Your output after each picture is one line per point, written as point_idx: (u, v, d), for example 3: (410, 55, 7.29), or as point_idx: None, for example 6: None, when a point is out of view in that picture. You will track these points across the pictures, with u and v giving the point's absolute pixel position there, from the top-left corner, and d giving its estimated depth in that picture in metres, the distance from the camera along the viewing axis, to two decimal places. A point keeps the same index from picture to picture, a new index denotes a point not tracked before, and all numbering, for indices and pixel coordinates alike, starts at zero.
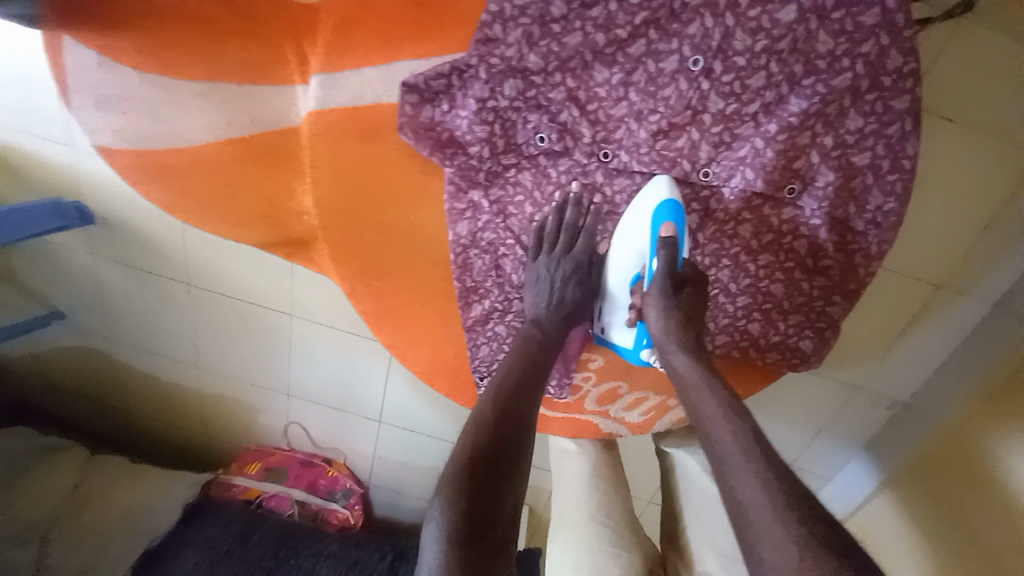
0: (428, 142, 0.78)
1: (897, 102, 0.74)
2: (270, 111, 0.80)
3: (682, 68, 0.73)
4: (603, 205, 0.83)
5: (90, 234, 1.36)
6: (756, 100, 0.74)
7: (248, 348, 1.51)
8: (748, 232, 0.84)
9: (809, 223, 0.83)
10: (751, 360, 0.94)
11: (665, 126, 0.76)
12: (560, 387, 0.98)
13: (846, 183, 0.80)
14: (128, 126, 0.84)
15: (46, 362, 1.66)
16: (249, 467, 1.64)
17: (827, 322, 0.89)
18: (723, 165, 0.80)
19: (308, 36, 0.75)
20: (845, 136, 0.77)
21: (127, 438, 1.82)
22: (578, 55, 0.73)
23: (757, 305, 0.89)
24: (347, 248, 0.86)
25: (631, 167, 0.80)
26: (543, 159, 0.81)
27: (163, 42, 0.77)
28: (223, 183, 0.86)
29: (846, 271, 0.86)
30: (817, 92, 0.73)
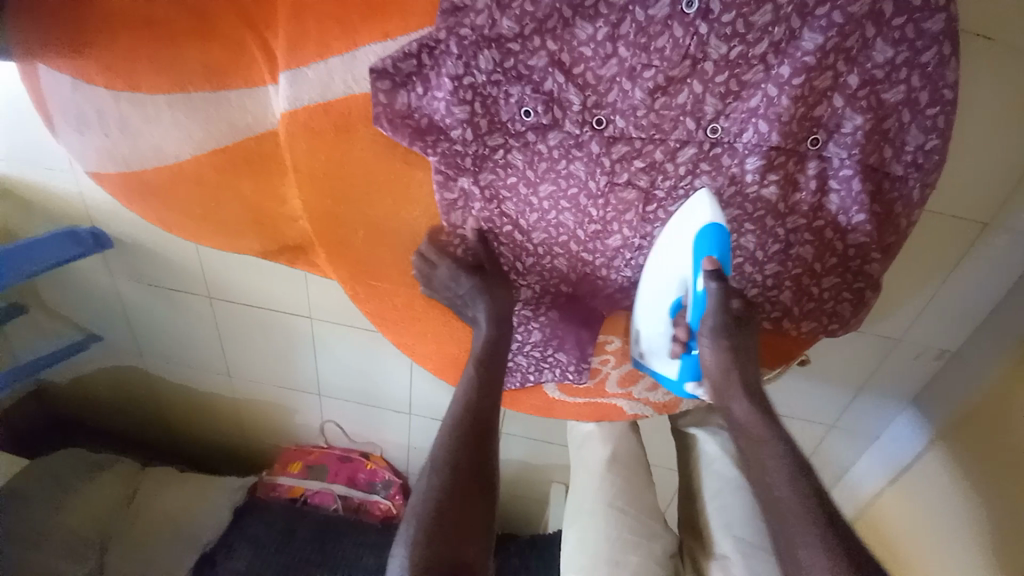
0: (406, 131, 0.73)
1: (931, 23, 0.66)
2: (246, 117, 0.77)
3: (675, 12, 0.65)
4: (607, 180, 0.77)
5: (115, 257, 1.42)
6: (764, 40, 0.67)
7: (275, 352, 1.53)
8: (773, 194, 0.76)
9: (839, 175, 0.75)
10: (784, 331, 0.89)
11: (662, 82, 0.69)
12: (579, 371, 0.94)
13: (878, 126, 0.72)
14: (111, 148, 0.82)
15: (90, 380, 1.75)
16: (290, 466, 1.68)
17: (866, 281, 0.83)
18: (734, 118, 0.72)
19: (273, 30, 0.73)
20: (873, 71, 0.69)
21: (170, 448, 1.90)
22: (555, 13, 0.67)
23: (788, 272, 0.82)
24: (336, 248, 0.83)
25: (630, 132, 0.73)
26: (531, 135, 0.75)
27: (126, 57, 0.75)
28: (213, 197, 0.84)
29: (881, 222, 0.79)
30: (833, 22, 0.65)
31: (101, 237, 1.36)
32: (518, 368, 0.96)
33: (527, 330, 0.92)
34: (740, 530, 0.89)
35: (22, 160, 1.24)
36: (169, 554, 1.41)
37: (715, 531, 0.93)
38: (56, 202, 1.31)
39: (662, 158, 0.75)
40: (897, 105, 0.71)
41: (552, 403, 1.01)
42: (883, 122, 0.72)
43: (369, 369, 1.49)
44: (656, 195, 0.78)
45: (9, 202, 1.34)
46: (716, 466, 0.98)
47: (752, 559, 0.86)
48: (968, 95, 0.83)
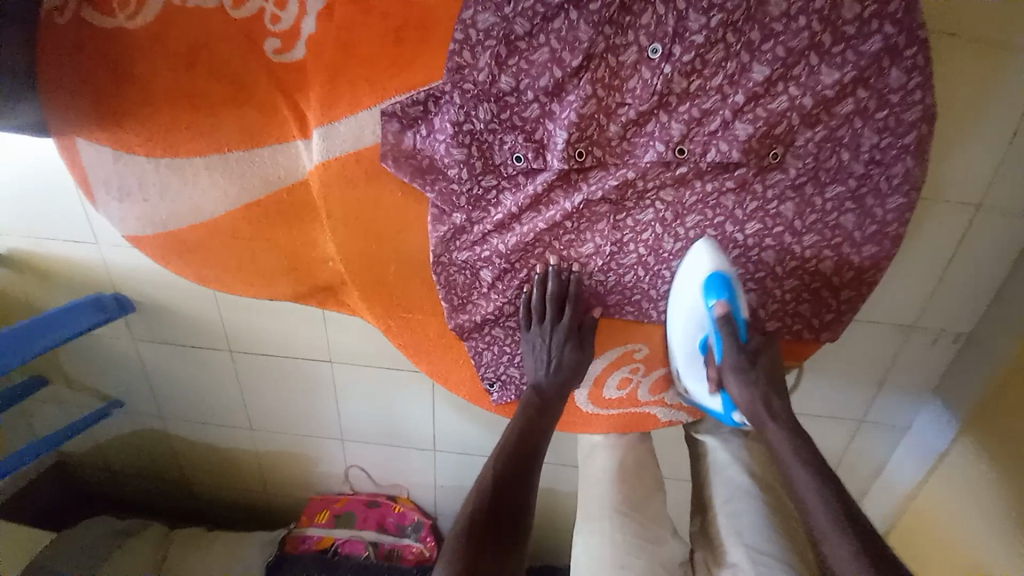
0: (408, 169, 0.78)
1: (869, 44, 0.68)
2: (278, 170, 0.83)
3: (642, 58, 0.70)
4: (577, 206, 0.79)
5: (137, 321, 1.45)
6: (719, 74, 0.70)
7: (299, 400, 1.54)
8: (731, 202, 0.78)
9: (795, 185, 0.76)
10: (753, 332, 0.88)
11: (634, 117, 0.73)
12: None
13: (833, 135, 0.73)
14: (150, 212, 0.88)
15: (111, 450, 1.74)
16: (318, 516, 1.64)
17: (822, 281, 0.82)
18: (697, 140, 0.74)
19: (301, 91, 0.78)
20: (823, 92, 0.70)
21: (195, 512, 1.87)
22: (546, 71, 0.71)
23: (750, 275, 0.83)
24: (371, 286, 0.88)
25: (606, 161, 0.76)
26: (522, 178, 0.79)
27: (167, 129, 0.81)
28: (247, 250, 0.89)
29: (835, 222, 0.78)
30: (778, 56, 0.68)
31: (125, 302, 1.39)
32: (512, 380, 0.94)
33: (514, 342, 0.91)
34: (751, 537, 0.83)
35: (47, 236, 1.30)
36: None
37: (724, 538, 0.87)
38: (81, 274, 1.36)
39: (627, 180, 0.77)
40: (850, 116, 0.72)
41: (584, 416, 1.01)
42: (836, 132, 0.73)
43: (395, 409, 1.49)
44: (625, 204, 0.79)
45: (35, 279, 1.39)
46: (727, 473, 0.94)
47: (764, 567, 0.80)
48: (946, 92, 0.89)
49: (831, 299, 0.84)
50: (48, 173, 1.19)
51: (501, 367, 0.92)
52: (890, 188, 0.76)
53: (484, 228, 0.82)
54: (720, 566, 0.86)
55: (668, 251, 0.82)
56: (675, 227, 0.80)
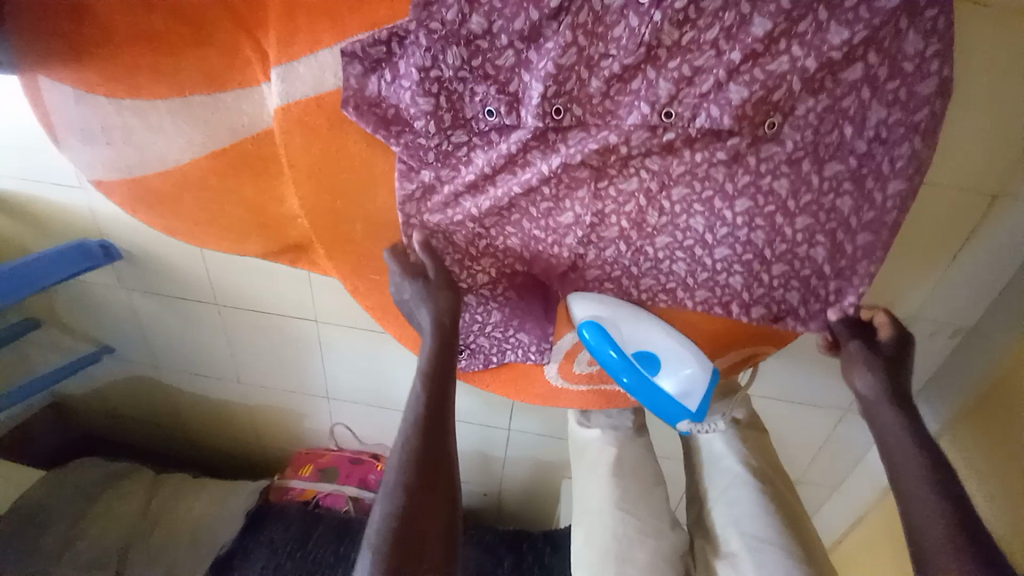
0: (372, 119, 0.73)
1: (883, 2, 0.63)
2: (243, 118, 0.79)
3: (631, 3, 0.64)
4: (555, 171, 0.74)
5: (122, 268, 1.44)
6: (715, 25, 0.64)
7: (284, 356, 1.54)
8: (721, 173, 0.73)
9: (790, 159, 0.71)
10: (733, 320, 0.85)
11: (618, 70, 0.67)
12: (540, 352, 0.90)
13: (836, 104, 0.68)
14: (117, 157, 0.85)
15: (102, 394, 1.78)
16: (301, 469, 1.67)
17: (812, 269, 0.78)
18: (687, 102, 0.68)
19: (261, 27, 0.73)
20: (829, 54, 0.64)
21: (184, 459, 1.92)
22: (522, 12, 0.65)
23: (738, 256, 0.78)
24: (335, 244, 0.84)
25: (586, 120, 0.71)
26: (495, 135, 0.74)
27: (128, 69, 0.77)
28: (216, 202, 0.87)
29: (832, 204, 0.73)
30: (781, 8, 0.62)
31: (111, 249, 1.38)
32: (481, 350, 0.92)
33: (486, 311, 0.89)
34: (750, 525, 0.84)
35: (30, 176, 1.27)
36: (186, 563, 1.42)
37: (721, 528, 0.87)
38: (64, 217, 1.34)
39: (611, 143, 0.71)
40: (859, 83, 0.67)
41: (552, 390, 0.96)
42: (837, 98, 0.68)
43: (379, 370, 1.49)
44: (608, 171, 0.75)
45: (19, 221, 1.38)
46: (723, 463, 0.92)
47: (762, 555, 0.81)
48: (965, 63, 0.81)
49: (820, 288, 0.80)
50: (25, 109, 1.15)
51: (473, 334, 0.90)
52: (893, 171, 0.71)
53: (456, 188, 0.77)
54: (718, 555, 0.87)
55: (651, 226, 0.78)
56: (660, 199, 0.76)
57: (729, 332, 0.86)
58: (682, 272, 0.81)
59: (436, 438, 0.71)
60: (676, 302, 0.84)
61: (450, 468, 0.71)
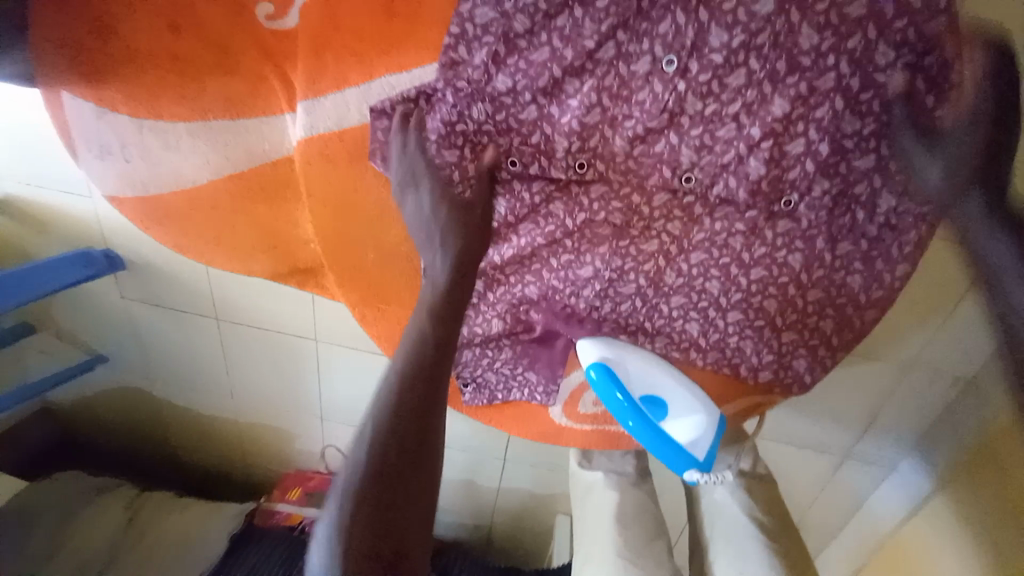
0: None
1: (894, 97, 0.66)
2: (264, 143, 0.79)
3: (655, 69, 0.67)
4: (576, 226, 0.77)
5: (128, 278, 1.43)
6: (737, 100, 0.67)
7: (280, 375, 1.52)
8: (740, 243, 0.75)
9: (806, 235, 0.74)
10: (743, 381, 0.84)
11: (641, 133, 0.71)
12: (548, 394, 0.90)
13: (847, 190, 0.72)
14: (131, 172, 0.84)
15: (94, 403, 1.74)
16: (289, 493, 1.60)
17: (821, 340, 0.79)
18: (708, 170, 0.72)
19: (290, 60, 0.75)
20: (842, 140, 0.69)
21: (169, 475, 1.86)
22: (545, 71, 0.68)
23: (750, 322, 0.79)
24: (346, 272, 0.84)
25: (608, 176, 0.75)
26: (517, 184, 0.77)
27: (150, 87, 0.78)
28: (230, 223, 0.87)
29: (843, 281, 0.76)
30: (800, 92, 0.66)
31: (115, 259, 1.38)
32: (487, 385, 0.91)
33: (496, 347, 0.88)
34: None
35: (44, 182, 1.27)
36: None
37: None
38: (75, 224, 1.33)
39: (631, 208, 0.76)
40: (869, 173, 0.71)
41: (556, 430, 0.94)
42: (845, 182, 0.72)
43: None
44: (630, 231, 0.76)
45: (28, 226, 1.37)
46: (728, 512, 0.86)
47: None
48: None
49: (828, 359, 0.81)
50: (37, 115, 1.14)
51: (481, 369, 0.88)
52: (901, 254, 0.75)
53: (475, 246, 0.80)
54: None
55: (668, 286, 0.78)
56: (677, 261, 0.77)
57: (739, 388, 0.85)
58: (695, 333, 0.81)
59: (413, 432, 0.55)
60: (689, 360, 0.83)
61: (437, 465, 0.58)
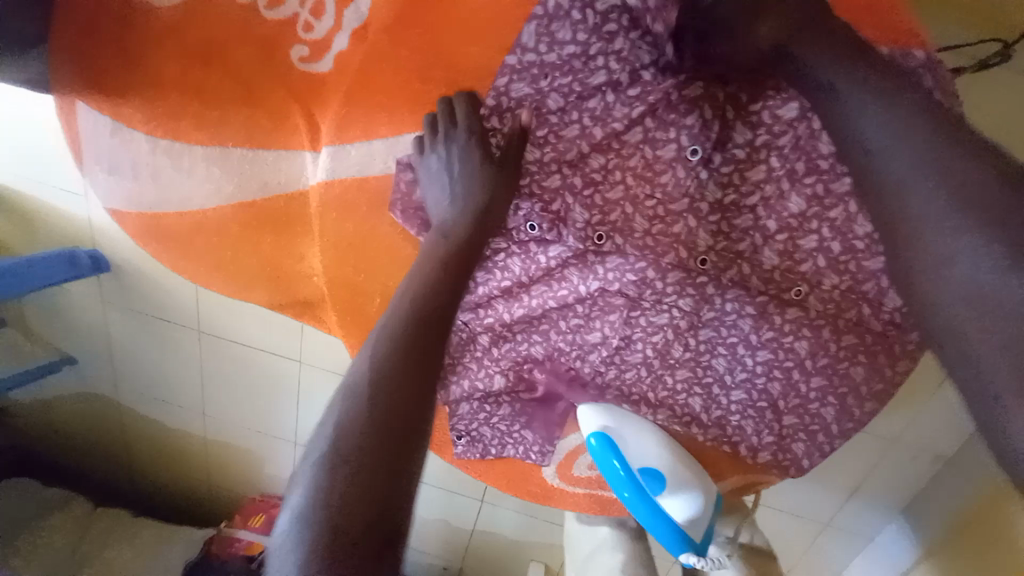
0: (416, 222, 0.76)
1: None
2: (279, 176, 0.79)
3: (679, 157, 0.69)
4: (590, 293, 0.76)
5: (109, 285, 1.38)
6: (756, 192, 0.69)
7: (259, 398, 1.47)
8: (748, 326, 0.74)
9: (813, 324, 0.72)
10: (741, 461, 0.83)
11: (661, 213, 0.71)
12: (542, 455, 0.89)
13: (854, 288, 0.70)
14: (138, 191, 0.84)
15: (54, 408, 1.65)
16: (251, 520, 1.50)
17: (820, 427, 0.78)
18: (723, 255, 0.71)
19: (319, 104, 0.75)
20: (854, 241, 0.68)
21: (125, 488, 1.77)
22: (574, 146, 0.70)
23: (752, 402, 0.79)
24: (348, 313, 0.82)
25: (624, 250, 0.73)
26: (533, 245, 0.76)
27: (173, 112, 0.77)
28: (232, 250, 0.85)
29: (845, 371, 0.74)
30: (815, 193, 0.67)
31: (100, 260, 1.31)
32: (481, 439, 0.89)
33: (496, 403, 0.87)
34: None
35: (37, 178, 1.22)
36: None
37: None
38: (62, 223, 1.29)
39: (643, 283, 0.73)
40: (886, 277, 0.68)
41: (550, 491, 0.93)
42: (856, 279, 0.69)
43: None
44: (642, 303, 0.75)
45: (15, 219, 1.32)
46: None
47: None
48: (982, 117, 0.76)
49: (825, 445, 0.80)
50: (40, 112, 1.11)
51: (476, 423, 0.88)
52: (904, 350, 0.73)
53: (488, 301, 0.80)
54: None
55: (674, 358, 0.78)
56: (686, 335, 0.76)
57: (735, 468, 0.84)
58: (697, 408, 0.81)
59: (413, 413, 0.55)
60: (689, 433, 0.82)
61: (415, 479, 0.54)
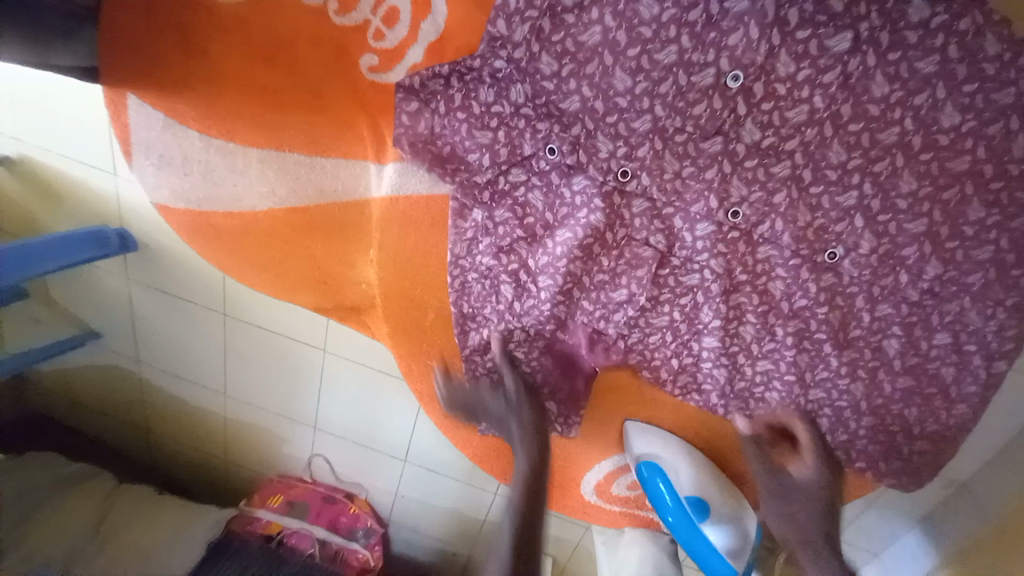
0: (478, 232, 0.75)
1: (978, 252, 0.61)
2: (337, 183, 0.78)
3: (736, 170, 0.65)
4: (639, 311, 0.75)
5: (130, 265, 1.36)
6: (818, 220, 0.64)
7: (279, 385, 1.46)
8: (805, 362, 0.71)
9: (867, 365, 0.70)
10: (788, 494, 0.82)
11: (721, 233, 0.68)
12: (567, 425, 0.85)
13: (918, 336, 0.67)
14: (188, 187, 0.83)
15: (79, 378, 1.67)
16: (271, 499, 1.55)
17: (871, 467, 0.76)
18: (784, 286, 0.69)
19: (383, 115, 0.74)
20: (922, 284, 0.64)
21: (145, 461, 1.81)
22: (646, 142, 0.67)
23: (801, 442, 0.76)
24: (399, 325, 0.83)
25: (686, 269, 0.72)
26: (593, 251, 0.73)
27: (228, 115, 0.76)
28: (280, 252, 0.84)
29: (899, 412, 0.71)
30: (888, 231, 0.63)
31: (128, 239, 1.29)
32: (502, 416, 0.85)
33: (517, 375, 0.82)
34: None
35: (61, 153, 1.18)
36: None
37: None
38: (86, 199, 1.25)
39: (693, 310, 0.74)
40: (945, 322, 0.66)
41: (585, 504, 0.94)
42: (918, 329, 0.67)
43: (377, 422, 1.40)
44: (697, 327, 0.74)
45: (39, 193, 1.28)
46: None
47: None
48: None
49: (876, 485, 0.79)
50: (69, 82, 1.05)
51: (496, 399, 0.84)
52: (960, 394, 0.69)
53: (536, 319, 0.78)
54: None
55: (730, 389, 0.76)
56: (743, 367, 0.74)
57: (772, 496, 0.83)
58: (745, 440, 0.79)
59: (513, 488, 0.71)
60: (732, 460, 0.82)
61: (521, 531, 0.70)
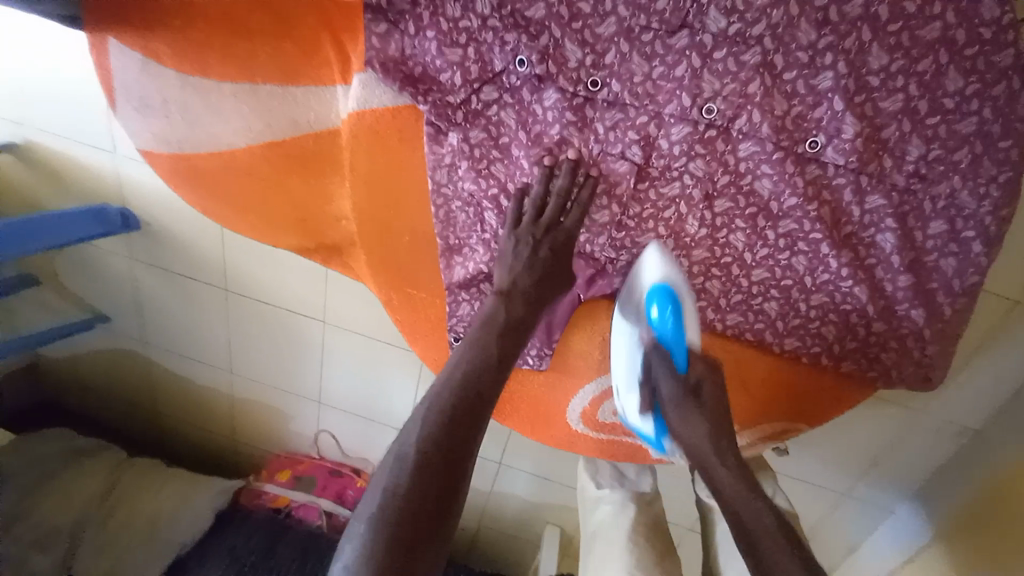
0: (462, 156, 0.75)
1: (963, 125, 0.63)
2: (309, 114, 0.80)
3: (706, 62, 0.64)
4: (623, 231, 0.75)
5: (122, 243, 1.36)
6: (795, 107, 0.65)
7: (278, 357, 1.44)
8: (802, 265, 0.72)
9: (865, 265, 0.71)
10: (777, 399, 0.83)
11: (702, 133, 0.68)
12: (539, 358, 0.86)
13: (909, 226, 0.69)
14: (168, 130, 0.84)
15: (86, 363, 1.69)
16: (278, 475, 1.52)
17: (880, 371, 0.77)
18: (775, 185, 0.68)
19: (347, 32, 0.75)
20: (907, 167, 0.66)
21: (155, 442, 1.85)
22: (612, 46, 0.66)
23: (807, 348, 0.78)
24: (383, 256, 0.85)
25: (670, 173, 0.71)
26: (576, 170, 0.73)
27: (200, 46, 0.77)
28: (262, 191, 0.85)
29: (905, 314, 0.73)
30: (866, 114, 0.64)
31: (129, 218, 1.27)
32: None
33: None
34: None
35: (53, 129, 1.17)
36: (141, 558, 1.29)
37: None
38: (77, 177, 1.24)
39: (678, 222, 0.73)
40: (939, 208, 0.68)
41: (571, 436, 0.94)
42: (912, 218, 0.69)
43: (372, 390, 1.39)
44: (685, 239, 0.74)
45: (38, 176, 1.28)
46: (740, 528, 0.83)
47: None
48: None
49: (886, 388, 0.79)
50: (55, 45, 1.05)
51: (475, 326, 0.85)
52: (964, 286, 0.70)
53: None
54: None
55: (726, 302, 0.77)
56: (738, 278, 0.75)
57: (763, 406, 0.84)
58: (734, 347, 0.80)
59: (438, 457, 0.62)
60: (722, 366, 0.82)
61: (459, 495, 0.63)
